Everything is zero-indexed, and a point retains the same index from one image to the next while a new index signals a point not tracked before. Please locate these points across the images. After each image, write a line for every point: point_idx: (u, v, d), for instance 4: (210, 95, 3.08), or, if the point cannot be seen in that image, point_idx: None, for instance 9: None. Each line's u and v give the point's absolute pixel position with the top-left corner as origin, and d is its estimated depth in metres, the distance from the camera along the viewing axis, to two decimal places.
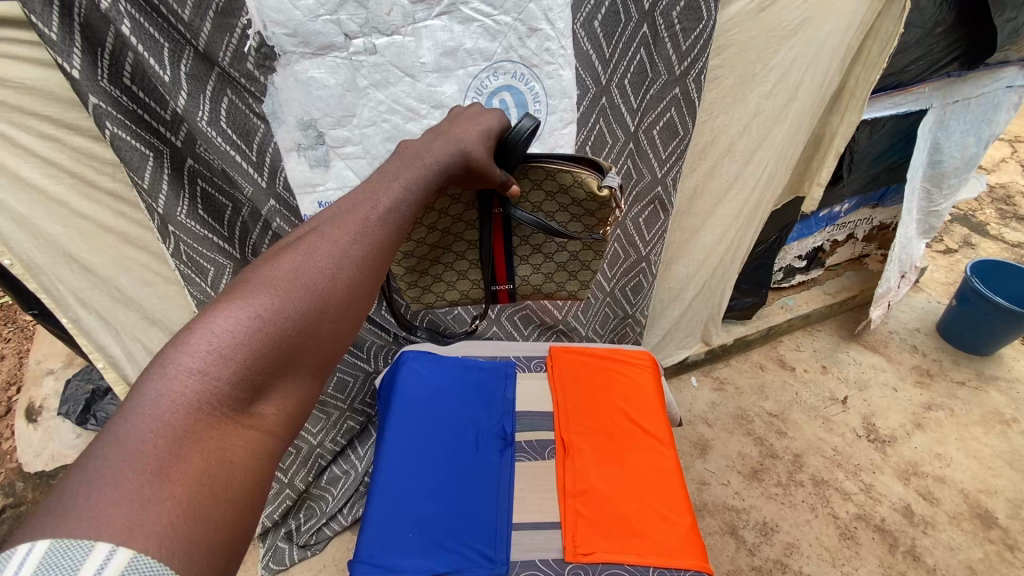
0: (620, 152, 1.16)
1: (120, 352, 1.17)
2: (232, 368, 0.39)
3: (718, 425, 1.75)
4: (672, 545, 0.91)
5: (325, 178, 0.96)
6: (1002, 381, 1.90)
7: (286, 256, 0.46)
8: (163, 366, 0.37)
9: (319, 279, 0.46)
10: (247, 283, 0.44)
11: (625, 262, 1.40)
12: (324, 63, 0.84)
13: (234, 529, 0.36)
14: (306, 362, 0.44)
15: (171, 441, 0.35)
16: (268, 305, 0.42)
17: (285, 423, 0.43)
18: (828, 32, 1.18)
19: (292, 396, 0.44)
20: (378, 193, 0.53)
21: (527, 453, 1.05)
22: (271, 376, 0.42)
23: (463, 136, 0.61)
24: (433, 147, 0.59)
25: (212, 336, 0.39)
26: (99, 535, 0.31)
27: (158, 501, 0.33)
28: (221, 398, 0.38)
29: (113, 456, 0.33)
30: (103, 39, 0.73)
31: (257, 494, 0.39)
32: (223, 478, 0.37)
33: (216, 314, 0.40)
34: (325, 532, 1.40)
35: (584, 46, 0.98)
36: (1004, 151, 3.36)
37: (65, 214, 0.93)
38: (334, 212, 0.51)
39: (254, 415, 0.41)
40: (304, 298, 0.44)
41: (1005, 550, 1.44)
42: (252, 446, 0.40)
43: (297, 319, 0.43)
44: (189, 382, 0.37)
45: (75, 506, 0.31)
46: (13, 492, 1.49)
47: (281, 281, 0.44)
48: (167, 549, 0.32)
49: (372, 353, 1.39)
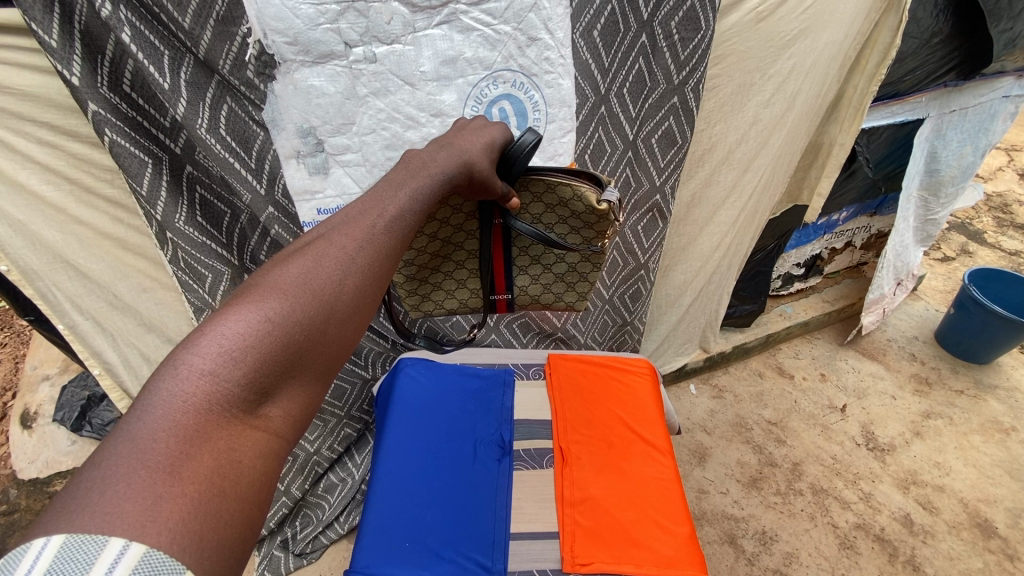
0: (618, 161, 1.17)
1: (117, 358, 1.16)
2: (241, 370, 0.39)
3: (717, 433, 1.74)
4: (672, 555, 0.90)
5: (324, 186, 0.96)
6: (1001, 390, 1.90)
7: (294, 261, 0.46)
8: (174, 366, 0.37)
9: (327, 284, 0.46)
10: (255, 287, 0.43)
11: (624, 270, 1.40)
12: (324, 71, 0.84)
13: (243, 527, 0.36)
14: (314, 366, 0.44)
15: (181, 440, 0.35)
16: (278, 309, 0.42)
17: (291, 425, 0.43)
18: (826, 41, 1.19)
19: (298, 399, 0.43)
20: (384, 202, 0.53)
21: (525, 462, 1.05)
22: (278, 379, 0.42)
23: (467, 147, 0.61)
24: (437, 158, 0.58)
25: (223, 339, 0.39)
26: (113, 530, 0.31)
27: (170, 498, 0.33)
28: (231, 399, 0.38)
29: (125, 453, 0.33)
30: (103, 46, 0.73)
31: (263, 494, 0.38)
32: (231, 478, 0.36)
33: (226, 317, 0.40)
34: (321, 540, 1.40)
35: (584, 55, 0.98)
36: (1002, 159, 3.38)
37: (63, 220, 0.93)
38: (342, 219, 0.51)
39: (262, 416, 0.41)
40: (313, 303, 0.44)
41: (1005, 560, 1.43)
42: (259, 447, 0.39)
43: (305, 323, 0.43)
44: (199, 383, 0.37)
45: (88, 502, 0.31)
46: (7, 499, 1.48)
47: (290, 286, 0.44)
48: (179, 545, 0.32)
49: (370, 360, 1.38)
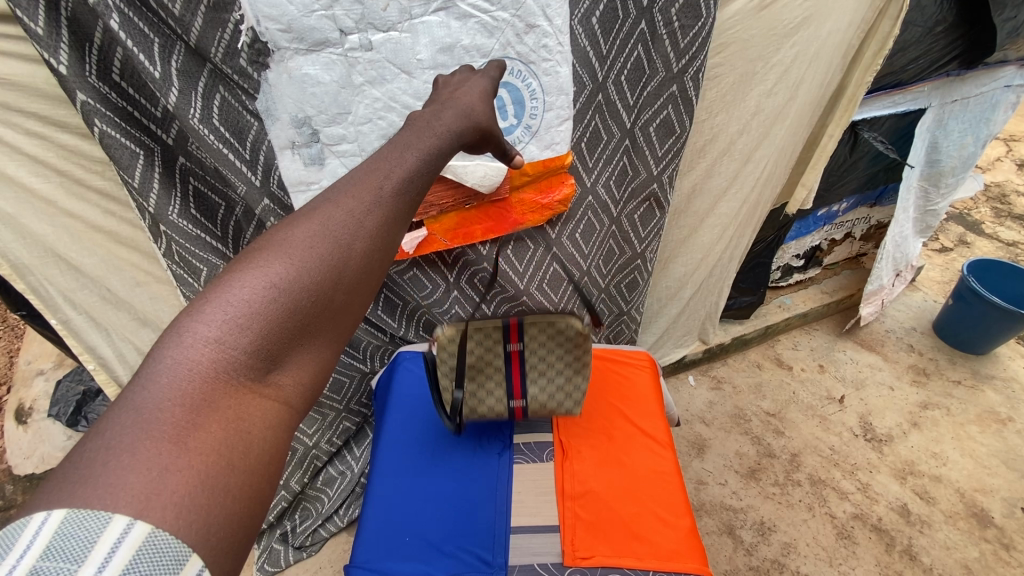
0: (616, 149, 1.15)
1: (111, 353, 1.15)
2: (247, 338, 0.38)
3: (716, 424, 1.74)
4: (674, 548, 0.90)
5: (319, 177, 0.93)
6: (998, 380, 1.91)
7: (300, 225, 0.44)
8: (180, 335, 0.37)
9: (334, 249, 0.44)
10: (260, 250, 0.42)
11: (621, 259, 1.39)
12: (319, 60, 0.81)
13: (250, 502, 0.36)
14: (324, 333, 0.43)
15: (187, 410, 0.35)
16: (283, 275, 0.41)
17: (302, 394, 0.42)
18: (829, 30, 1.17)
19: (309, 367, 0.42)
20: (389, 164, 0.51)
21: (526, 455, 1.04)
22: (286, 347, 0.41)
23: (465, 103, 0.63)
24: (441, 118, 0.59)
25: (228, 307, 0.38)
26: (116, 507, 0.31)
27: (175, 470, 0.33)
28: (237, 368, 0.38)
29: (131, 422, 0.33)
30: (91, 33, 0.71)
31: (273, 466, 0.38)
32: (239, 449, 0.36)
33: (232, 284, 0.40)
34: (321, 533, 1.40)
35: (582, 42, 0.95)
36: (1001, 150, 3.37)
37: (54, 213, 0.91)
38: (349, 180, 0.49)
39: (271, 385, 0.40)
40: (318, 268, 0.42)
41: (1001, 549, 1.44)
42: (268, 417, 0.39)
43: (313, 288, 0.42)
44: (205, 351, 0.37)
45: (93, 474, 0.31)
46: (3, 494, 1.47)
47: (297, 249, 0.43)
48: (183, 521, 0.32)
49: (368, 353, 1.37)
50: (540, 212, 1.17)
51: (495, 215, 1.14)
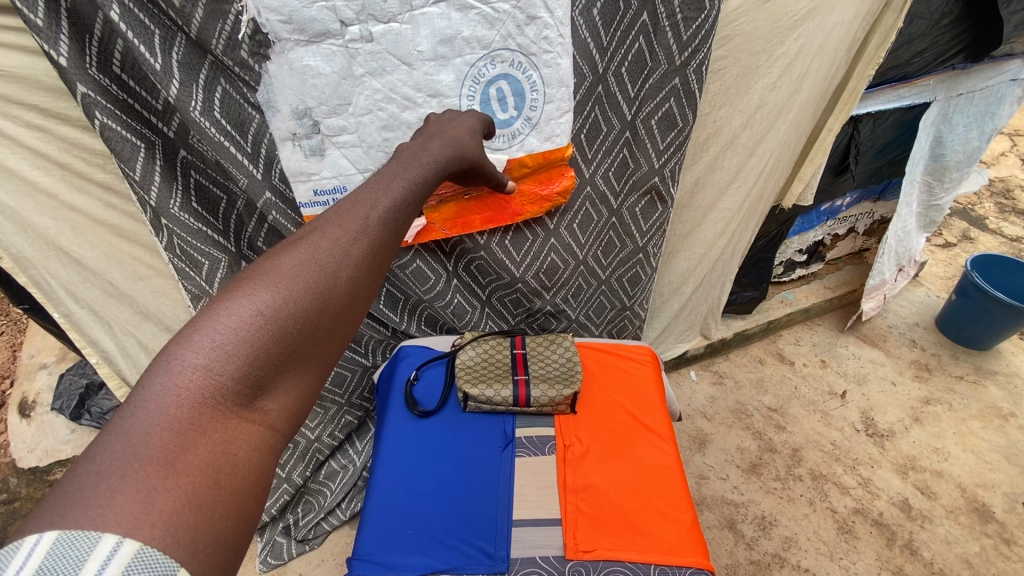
0: (616, 141, 1.15)
1: (114, 347, 1.15)
2: (235, 364, 0.39)
3: (717, 419, 1.75)
4: (675, 542, 0.91)
5: (320, 168, 0.94)
6: (1001, 376, 1.91)
7: (286, 255, 0.46)
8: (168, 362, 0.38)
9: (320, 277, 0.46)
10: (247, 280, 0.43)
11: (622, 253, 1.39)
12: (320, 51, 0.80)
13: (238, 520, 0.36)
14: (307, 358, 0.44)
15: (176, 434, 0.35)
16: (270, 301, 0.42)
17: (288, 418, 0.43)
18: (835, 22, 1.15)
19: (294, 393, 0.43)
20: (377, 195, 0.54)
21: (527, 449, 1.04)
22: (272, 372, 0.41)
23: (456, 137, 0.74)
24: (428, 149, 0.66)
25: (216, 333, 0.39)
26: (106, 527, 0.31)
27: (163, 492, 0.33)
28: (225, 393, 0.38)
29: (120, 448, 0.34)
30: (91, 25, 0.71)
31: (261, 486, 0.38)
32: (227, 470, 0.36)
33: (220, 311, 0.41)
34: (323, 526, 1.41)
35: (583, 34, 0.94)
36: (1005, 144, 3.35)
37: (55, 206, 0.91)
38: (334, 212, 0.51)
39: (257, 409, 0.40)
40: (305, 295, 0.44)
41: (1001, 543, 1.45)
42: (255, 441, 0.39)
43: (300, 315, 0.43)
44: (193, 377, 0.37)
45: (83, 496, 0.32)
46: (7, 487, 1.48)
47: (284, 278, 0.44)
48: (172, 539, 0.32)
49: (370, 347, 1.37)
50: (539, 203, 1.17)
51: (495, 206, 1.14)
